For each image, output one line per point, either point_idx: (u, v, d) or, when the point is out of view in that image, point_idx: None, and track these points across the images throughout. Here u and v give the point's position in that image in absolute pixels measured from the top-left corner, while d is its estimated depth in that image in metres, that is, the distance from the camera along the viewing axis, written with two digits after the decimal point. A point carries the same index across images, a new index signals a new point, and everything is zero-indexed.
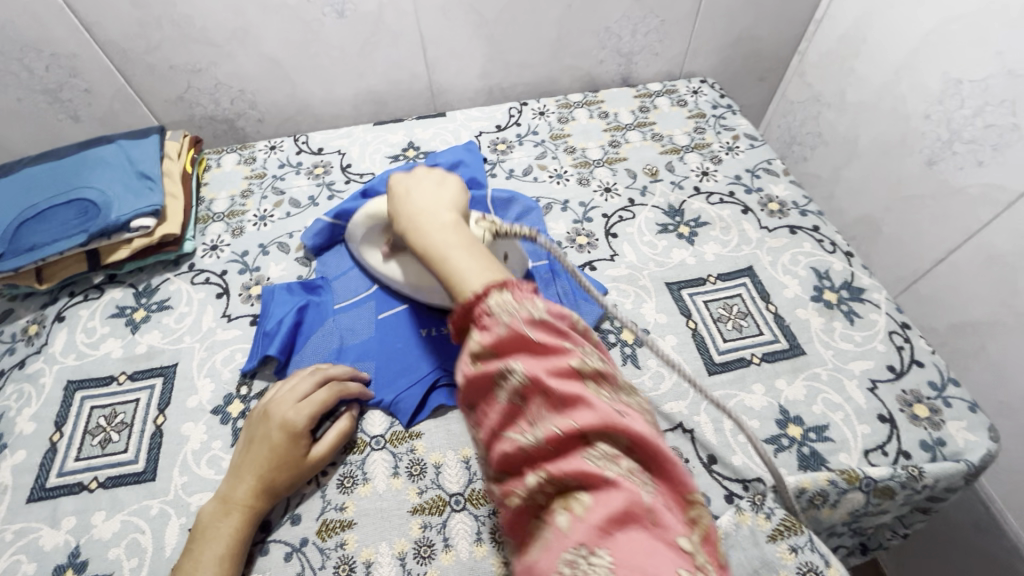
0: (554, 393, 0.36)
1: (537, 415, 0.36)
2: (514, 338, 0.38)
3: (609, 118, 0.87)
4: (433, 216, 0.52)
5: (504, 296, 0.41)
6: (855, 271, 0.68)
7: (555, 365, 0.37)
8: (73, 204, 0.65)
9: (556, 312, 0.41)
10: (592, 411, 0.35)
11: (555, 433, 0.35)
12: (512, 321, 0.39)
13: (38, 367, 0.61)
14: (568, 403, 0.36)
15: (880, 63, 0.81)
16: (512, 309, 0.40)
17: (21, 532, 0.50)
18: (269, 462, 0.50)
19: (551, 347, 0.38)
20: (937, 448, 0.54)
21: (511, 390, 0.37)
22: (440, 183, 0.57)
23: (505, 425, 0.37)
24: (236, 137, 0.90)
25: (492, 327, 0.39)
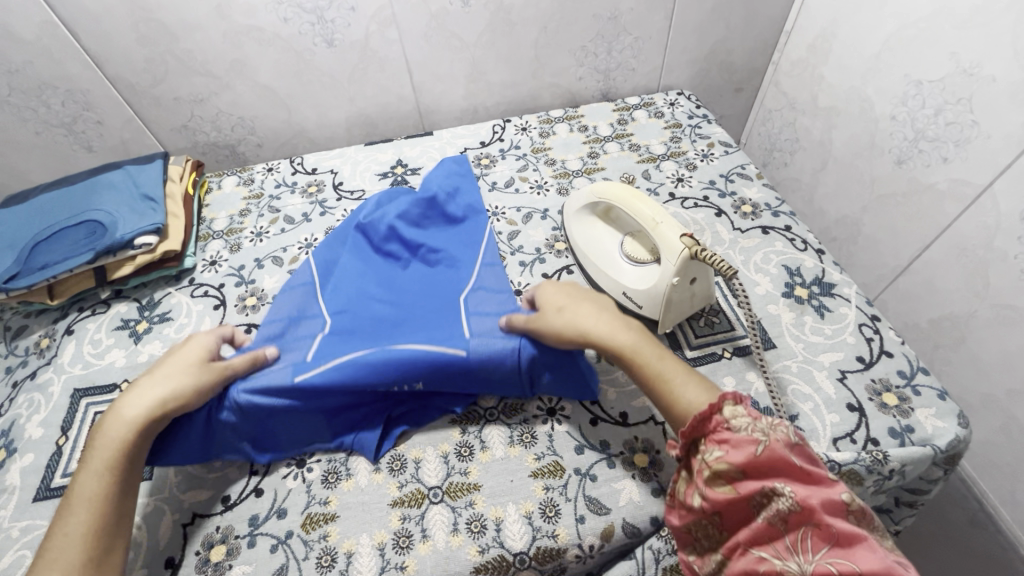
0: (830, 529, 0.38)
1: (801, 545, 0.38)
2: (769, 456, 0.41)
3: (589, 131, 0.91)
4: (604, 318, 0.55)
5: (741, 411, 0.44)
6: (826, 268, 0.70)
7: (826, 498, 0.40)
8: (83, 225, 0.70)
9: (806, 443, 0.43)
10: (873, 553, 0.37)
11: (828, 569, 0.37)
12: (769, 441, 0.42)
13: (47, 377, 0.65)
14: (840, 538, 0.38)
15: (846, 69, 0.84)
16: (759, 428, 0.43)
17: (27, 529, 0.54)
18: (128, 431, 0.49)
19: (814, 476, 0.41)
20: (906, 435, 0.55)
21: (775, 511, 0.40)
22: (572, 289, 0.59)
23: (761, 537, 0.40)
24: (237, 161, 0.96)
25: (740, 445, 0.42)
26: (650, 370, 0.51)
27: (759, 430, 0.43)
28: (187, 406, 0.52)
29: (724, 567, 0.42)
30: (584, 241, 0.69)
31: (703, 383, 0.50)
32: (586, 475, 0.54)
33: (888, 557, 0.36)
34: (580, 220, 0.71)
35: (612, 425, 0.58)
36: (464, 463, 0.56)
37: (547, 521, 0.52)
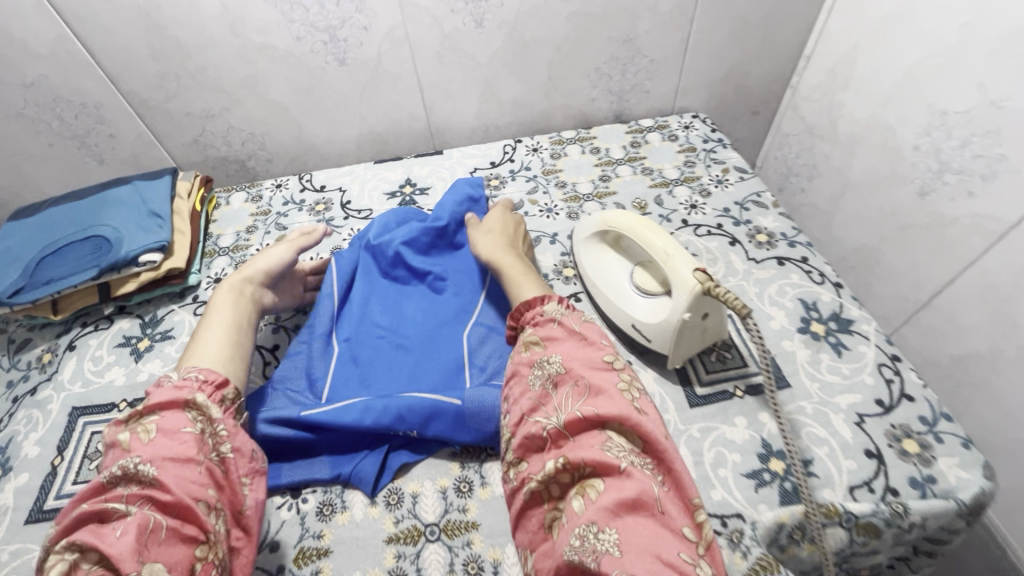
0: (585, 386, 0.48)
1: (563, 403, 0.48)
2: (561, 335, 0.53)
3: (601, 153, 0.90)
4: (502, 246, 0.67)
5: (556, 305, 0.57)
6: (844, 303, 0.67)
7: (589, 364, 0.50)
8: (90, 240, 0.70)
9: (594, 326, 0.55)
10: (614, 404, 0.46)
11: (577, 416, 0.46)
12: (562, 327, 0.54)
13: (47, 394, 0.65)
14: (591, 395, 0.48)
15: (868, 97, 0.82)
16: (559, 319, 0.55)
17: (17, 553, 0.53)
18: (240, 289, 0.63)
19: (587, 350, 0.52)
20: (927, 485, 0.52)
21: (547, 376, 0.50)
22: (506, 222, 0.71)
23: (539, 405, 0.49)
24: (247, 175, 0.96)
25: (545, 328, 0.54)
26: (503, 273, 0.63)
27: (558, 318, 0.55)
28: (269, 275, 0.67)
29: (510, 442, 0.49)
30: (594, 268, 0.68)
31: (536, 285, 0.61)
32: None
33: (631, 410, 0.46)
34: (591, 249, 0.69)
35: None
36: (463, 500, 0.54)
37: None
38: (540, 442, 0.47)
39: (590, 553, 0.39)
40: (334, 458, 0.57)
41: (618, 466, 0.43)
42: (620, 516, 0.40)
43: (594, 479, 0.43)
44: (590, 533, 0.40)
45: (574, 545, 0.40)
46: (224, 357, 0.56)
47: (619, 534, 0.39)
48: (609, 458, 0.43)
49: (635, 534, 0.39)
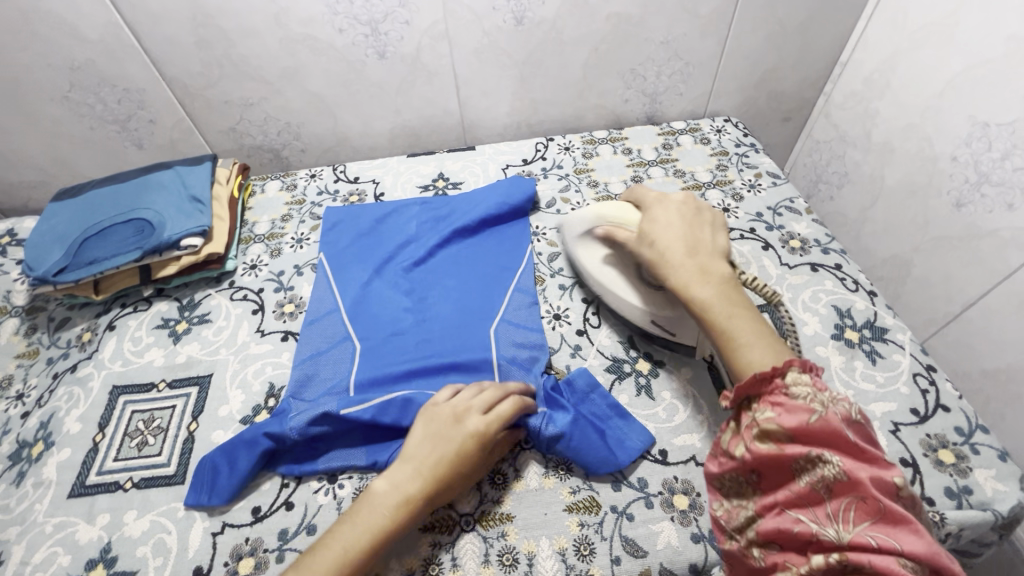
0: (870, 502, 0.41)
1: (841, 512, 0.41)
2: (824, 426, 0.43)
3: (633, 154, 0.90)
4: (702, 235, 0.60)
5: (803, 379, 0.47)
6: (877, 311, 0.67)
7: (874, 474, 0.42)
8: (132, 222, 0.71)
9: (864, 423, 0.45)
10: (916, 537, 0.39)
11: (871, 542, 0.39)
12: (824, 410, 0.44)
13: (87, 371, 0.66)
14: (879, 514, 0.40)
15: (905, 106, 0.82)
16: (817, 397, 0.45)
17: (60, 525, 0.54)
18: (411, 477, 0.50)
19: (867, 455, 0.43)
20: (963, 496, 0.52)
21: (819, 477, 0.43)
22: (689, 219, 0.61)
23: (803, 496, 0.43)
24: (280, 165, 0.97)
25: (794, 410, 0.45)
26: (717, 311, 0.54)
27: (818, 401, 0.45)
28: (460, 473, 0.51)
29: (754, 522, 0.45)
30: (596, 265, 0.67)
31: (763, 330, 0.52)
32: (623, 514, 0.52)
33: (932, 547, 0.39)
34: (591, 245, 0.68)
35: (652, 463, 0.56)
36: (497, 492, 0.55)
37: (581, 559, 0.50)
38: (801, 537, 0.42)
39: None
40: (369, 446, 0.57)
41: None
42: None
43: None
44: None
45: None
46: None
47: None
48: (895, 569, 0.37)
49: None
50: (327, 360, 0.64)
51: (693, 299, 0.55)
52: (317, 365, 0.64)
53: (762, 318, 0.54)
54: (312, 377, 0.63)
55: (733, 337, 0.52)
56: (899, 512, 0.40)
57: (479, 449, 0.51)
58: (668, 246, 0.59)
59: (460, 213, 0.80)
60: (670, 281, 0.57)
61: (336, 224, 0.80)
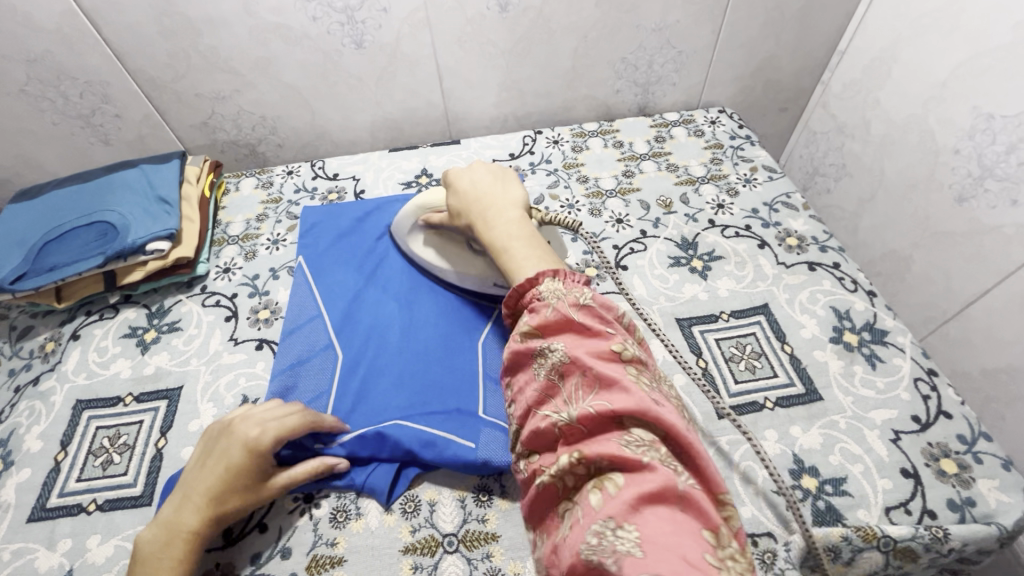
0: (594, 373, 0.41)
1: (574, 394, 0.41)
2: (560, 321, 0.45)
3: (624, 148, 0.87)
4: (508, 189, 0.60)
5: (554, 284, 0.48)
6: (877, 312, 0.65)
7: (597, 350, 0.42)
8: (95, 226, 0.67)
9: (598, 305, 0.46)
10: (629, 395, 0.39)
11: (589, 412, 0.40)
12: (559, 308, 0.45)
13: (50, 385, 0.63)
14: (604, 386, 0.40)
15: (906, 96, 0.79)
16: (559, 296, 0.46)
17: (19, 552, 0.51)
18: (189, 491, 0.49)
19: (593, 331, 0.44)
20: (966, 509, 0.50)
21: (551, 366, 0.43)
22: (504, 176, 0.62)
23: (544, 401, 0.42)
24: (257, 161, 0.93)
25: (539, 310, 0.46)
26: (497, 244, 0.54)
27: (558, 298, 0.46)
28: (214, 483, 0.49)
29: (520, 430, 0.44)
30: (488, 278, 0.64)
31: (537, 251, 0.53)
32: None
33: (646, 400, 0.39)
34: (417, 232, 0.68)
35: None
36: (483, 510, 0.52)
37: None
38: (549, 439, 0.41)
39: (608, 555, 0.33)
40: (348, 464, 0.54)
41: (641, 463, 0.36)
42: (642, 512, 0.34)
43: (615, 484, 0.36)
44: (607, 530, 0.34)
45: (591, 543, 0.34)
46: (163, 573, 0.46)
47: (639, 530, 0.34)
48: (629, 460, 0.37)
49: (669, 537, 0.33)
50: (307, 371, 0.61)
51: (487, 238, 0.55)
52: (297, 376, 0.61)
53: (541, 241, 0.55)
54: (291, 389, 0.60)
55: (509, 265, 0.52)
56: (620, 377, 0.40)
57: (250, 459, 0.49)
58: (466, 204, 0.59)
59: None
60: (484, 237, 0.56)
61: (316, 224, 0.76)
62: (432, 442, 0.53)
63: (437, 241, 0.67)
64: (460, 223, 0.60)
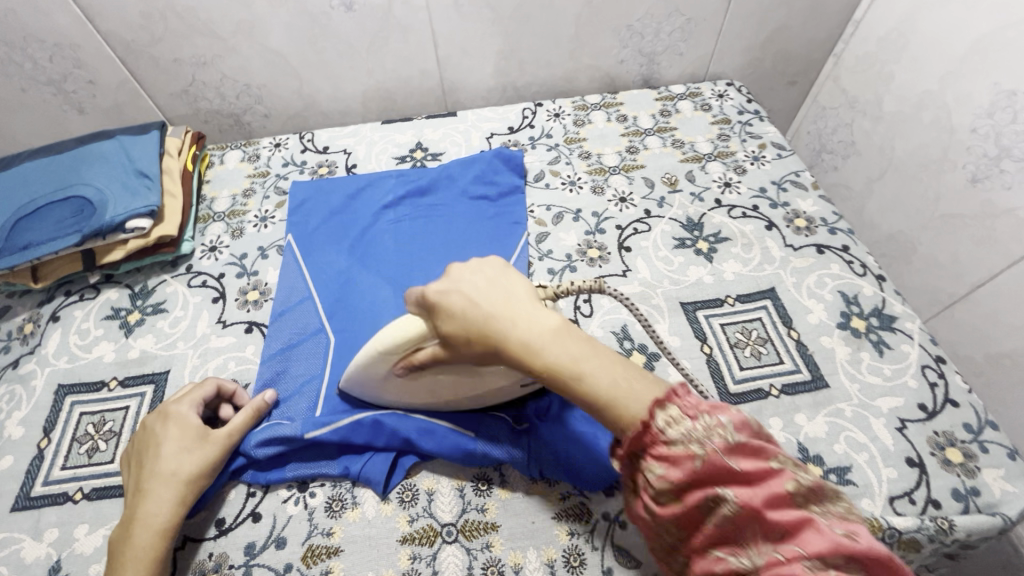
0: (770, 522, 0.34)
1: (751, 539, 0.35)
2: (706, 466, 0.36)
3: (628, 122, 0.83)
4: (508, 287, 0.45)
5: (671, 413, 0.38)
6: (886, 297, 0.63)
7: (769, 493, 0.35)
8: (69, 202, 0.63)
9: (746, 433, 0.37)
10: (821, 535, 0.33)
11: (775, 559, 0.33)
12: (702, 448, 0.36)
13: (30, 368, 0.60)
14: (784, 530, 0.34)
15: (922, 70, 0.76)
16: (692, 433, 0.37)
17: (3, 542, 0.49)
18: (135, 482, 0.49)
19: (755, 475, 0.36)
20: (971, 498, 0.50)
21: (719, 517, 0.36)
22: (498, 270, 0.46)
23: (715, 539, 0.36)
24: (242, 132, 0.88)
25: (676, 460, 0.37)
26: (567, 369, 0.41)
27: (696, 440, 0.37)
28: (157, 462, 0.49)
29: None
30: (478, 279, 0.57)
31: (620, 367, 0.41)
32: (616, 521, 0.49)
33: (840, 539, 0.33)
34: (388, 382, 0.50)
35: None
36: (482, 499, 0.51)
37: (570, 572, 0.47)
38: None
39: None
40: (343, 452, 0.53)
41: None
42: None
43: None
44: None
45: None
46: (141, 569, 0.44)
47: None
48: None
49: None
50: (297, 355, 0.59)
51: (538, 365, 0.41)
52: (288, 360, 0.59)
53: (601, 345, 0.43)
54: (282, 374, 0.58)
55: (601, 392, 0.40)
56: (801, 516, 0.34)
57: (182, 431, 0.50)
58: (471, 324, 0.43)
59: (444, 190, 0.74)
60: (503, 348, 0.42)
61: (305, 201, 0.73)
62: (429, 430, 0.51)
63: (413, 378, 0.49)
64: (466, 348, 0.43)
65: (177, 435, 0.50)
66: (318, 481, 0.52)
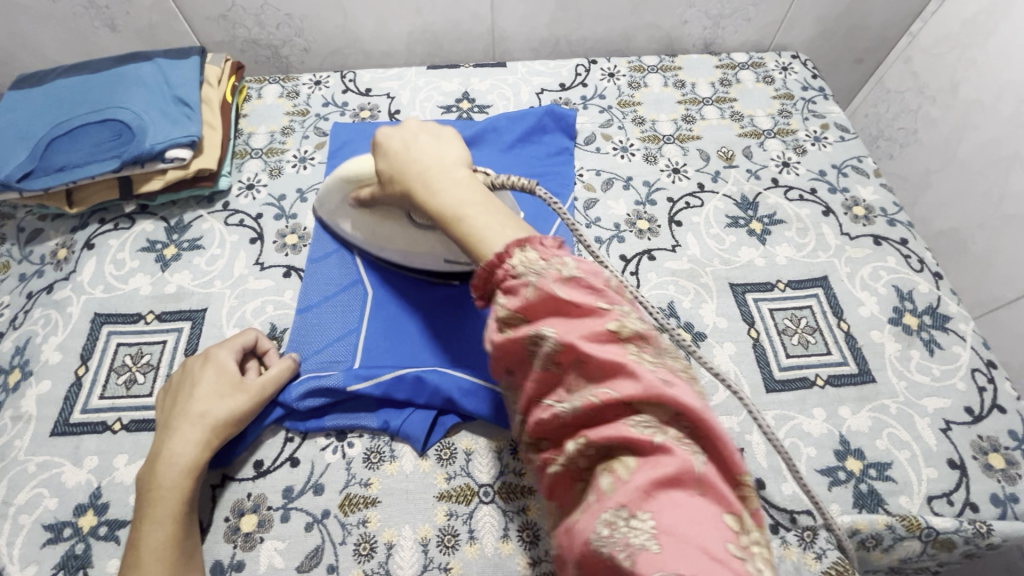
0: (591, 361, 0.34)
1: (572, 383, 0.34)
2: (538, 296, 0.36)
3: (686, 89, 0.79)
4: (444, 148, 0.49)
5: (528, 254, 0.38)
6: (942, 296, 0.61)
7: (587, 329, 0.34)
8: (107, 124, 0.61)
9: (591, 276, 0.37)
10: (636, 380, 0.32)
11: (594, 401, 0.33)
12: (536, 282, 0.36)
13: (65, 295, 0.59)
14: (603, 373, 0.33)
15: (1009, 57, 0.72)
16: (538, 268, 0.37)
17: (44, 466, 0.50)
18: (167, 421, 0.48)
19: (581, 310, 0.35)
20: (1009, 504, 0.50)
21: (542, 356, 0.35)
22: (447, 136, 0.51)
23: (544, 386, 0.36)
24: (279, 65, 0.84)
25: (516, 290, 0.37)
26: (446, 212, 0.44)
27: (535, 271, 0.37)
28: (190, 403, 0.48)
29: (522, 425, 0.38)
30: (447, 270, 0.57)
31: (501, 216, 0.42)
32: None
33: (654, 383, 0.32)
34: (360, 224, 0.57)
35: None
36: (519, 463, 0.51)
37: None
38: (554, 430, 0.35)
39: (619, 547, 0.29)
40: (382, 406, 0.53)
41: (652, 445, 0.31)
42: (655, 499, 0.29)
43: (625, 466, 0.31)
44: (620, 521, 0.29)
45: (601, 534, 0.29)
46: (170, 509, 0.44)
47: (657, 521, 0.29)
48: (638, 440, 0.31)
49: (690, 524, 0.28)
50: (335, 305, 0.58)
51: (430, 204, 0.45)
52: (325, 311, 0.57)
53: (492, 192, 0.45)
54: (319, 324, 0.57)
55: (470, 231, 0.42)
56: (618, 358, 0.33)
57: (216, 376, 0.50)
58: (399, 168, 0.48)
59: (490, 143, 0.70)
60: (410, 183, 0.47)
61: (345, 143, 0.70)
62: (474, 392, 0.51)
63: (372, 226, 0.56)
64: (393, 189, 0.49)
65: (212, 379, 0.50)
66: (356, 433, 0.52)
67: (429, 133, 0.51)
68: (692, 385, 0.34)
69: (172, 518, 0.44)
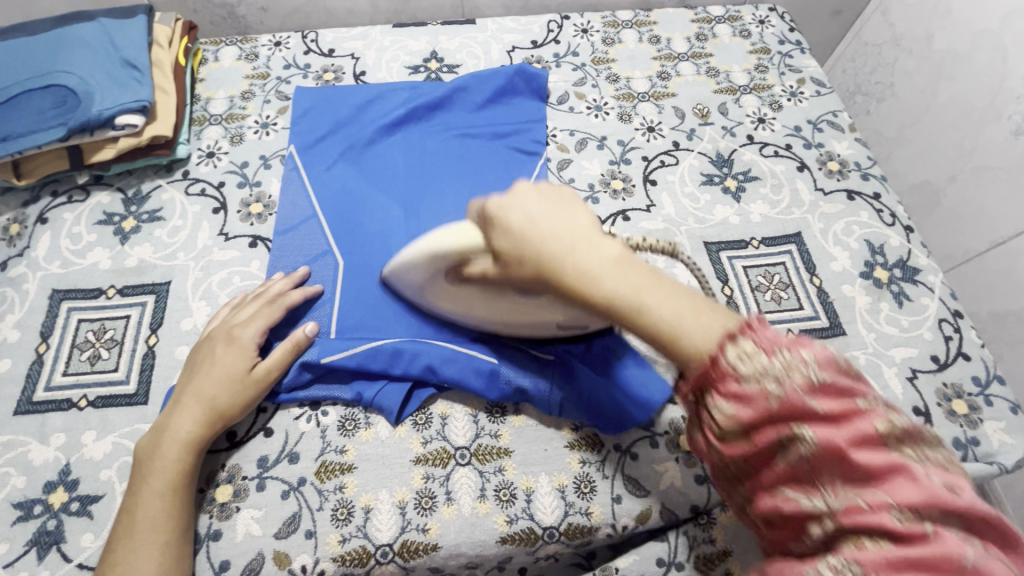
0: (859, 466, 0.30)
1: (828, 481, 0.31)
2: (784, 406, 0.32)
3: (661, 44, 0.77)
4: (570, 218, 0.40)
5: (740, 346, 0.34)
6: (912, 249, 0.62)
7: (856, 432, 0.31)
8: (50, 90, 0.57)
9: (836, 371, 0.32)
10: (916, 485, 0.29)
11: (857, 505, 0.30)
12: (779, 387, 0.32)
13: (20, 272, 0.57)
14: (881, 476, 0.30)
15: (984, 9, 0.71)
16: (763, 367, 0.33)
17: (9, 445, 0.48)
18: (180, 397, 0.48)
19: (841, 414, 0.31)
20: (970, 447, 0.51)
21: (796, 455, 0.32)
22: (565, 197, 0.42)
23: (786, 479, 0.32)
24: (236, 26, 0.80)
25: (748, 397, 0.33)
26: (624, 300, 0.37)
27: (771, 376, 0.32)
28: (202, 387, 0.48)
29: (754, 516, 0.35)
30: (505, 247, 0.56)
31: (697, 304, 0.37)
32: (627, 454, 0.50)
33: (938, 490, 0.29)
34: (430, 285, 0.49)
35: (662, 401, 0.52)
36: (495, 425, 0.51)
37: (581, 498, 0.48)
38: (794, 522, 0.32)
39: None
40: (355, 377, 0.52)
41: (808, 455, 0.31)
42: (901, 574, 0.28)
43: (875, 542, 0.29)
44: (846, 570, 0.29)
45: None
46: (163, 486, 0.44)
47: None
48: (902, 531, 0.29)
49: None
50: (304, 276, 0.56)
51: (598, 294, 0.37)
52: None
53: None
54: None
55: (662, 323, 0.36)
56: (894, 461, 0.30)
57: (234, 360, 0.49)
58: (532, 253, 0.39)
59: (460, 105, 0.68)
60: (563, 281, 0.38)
61: (310, 109, 0.67)
62: (453, 359, 0.51)
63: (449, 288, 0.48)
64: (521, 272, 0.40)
65: (230, 361, 0.49)
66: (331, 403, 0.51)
67: (549, 196, 0.42)
68: (874, 390, 0.33)
69: (165, 491, 0.44)
